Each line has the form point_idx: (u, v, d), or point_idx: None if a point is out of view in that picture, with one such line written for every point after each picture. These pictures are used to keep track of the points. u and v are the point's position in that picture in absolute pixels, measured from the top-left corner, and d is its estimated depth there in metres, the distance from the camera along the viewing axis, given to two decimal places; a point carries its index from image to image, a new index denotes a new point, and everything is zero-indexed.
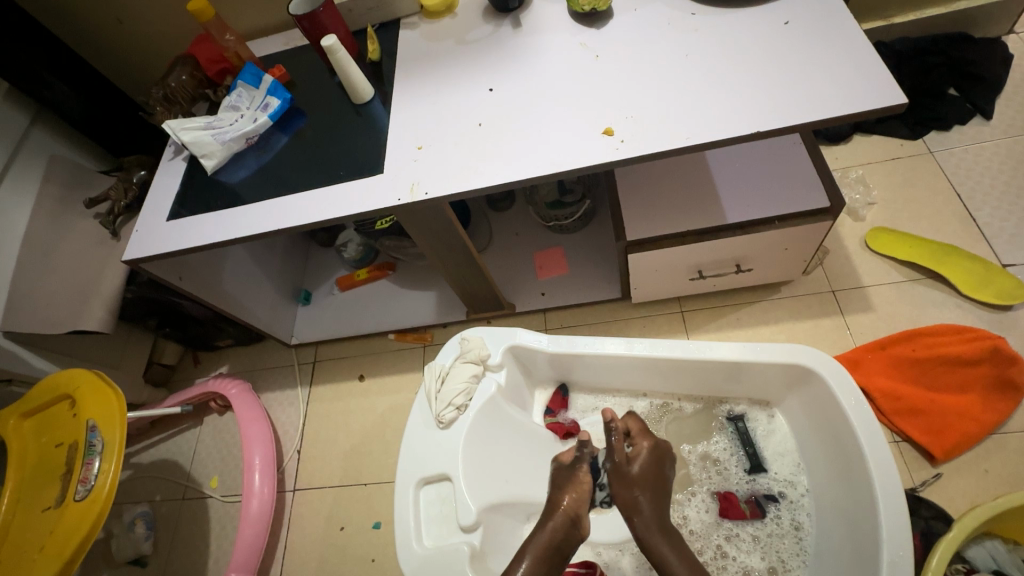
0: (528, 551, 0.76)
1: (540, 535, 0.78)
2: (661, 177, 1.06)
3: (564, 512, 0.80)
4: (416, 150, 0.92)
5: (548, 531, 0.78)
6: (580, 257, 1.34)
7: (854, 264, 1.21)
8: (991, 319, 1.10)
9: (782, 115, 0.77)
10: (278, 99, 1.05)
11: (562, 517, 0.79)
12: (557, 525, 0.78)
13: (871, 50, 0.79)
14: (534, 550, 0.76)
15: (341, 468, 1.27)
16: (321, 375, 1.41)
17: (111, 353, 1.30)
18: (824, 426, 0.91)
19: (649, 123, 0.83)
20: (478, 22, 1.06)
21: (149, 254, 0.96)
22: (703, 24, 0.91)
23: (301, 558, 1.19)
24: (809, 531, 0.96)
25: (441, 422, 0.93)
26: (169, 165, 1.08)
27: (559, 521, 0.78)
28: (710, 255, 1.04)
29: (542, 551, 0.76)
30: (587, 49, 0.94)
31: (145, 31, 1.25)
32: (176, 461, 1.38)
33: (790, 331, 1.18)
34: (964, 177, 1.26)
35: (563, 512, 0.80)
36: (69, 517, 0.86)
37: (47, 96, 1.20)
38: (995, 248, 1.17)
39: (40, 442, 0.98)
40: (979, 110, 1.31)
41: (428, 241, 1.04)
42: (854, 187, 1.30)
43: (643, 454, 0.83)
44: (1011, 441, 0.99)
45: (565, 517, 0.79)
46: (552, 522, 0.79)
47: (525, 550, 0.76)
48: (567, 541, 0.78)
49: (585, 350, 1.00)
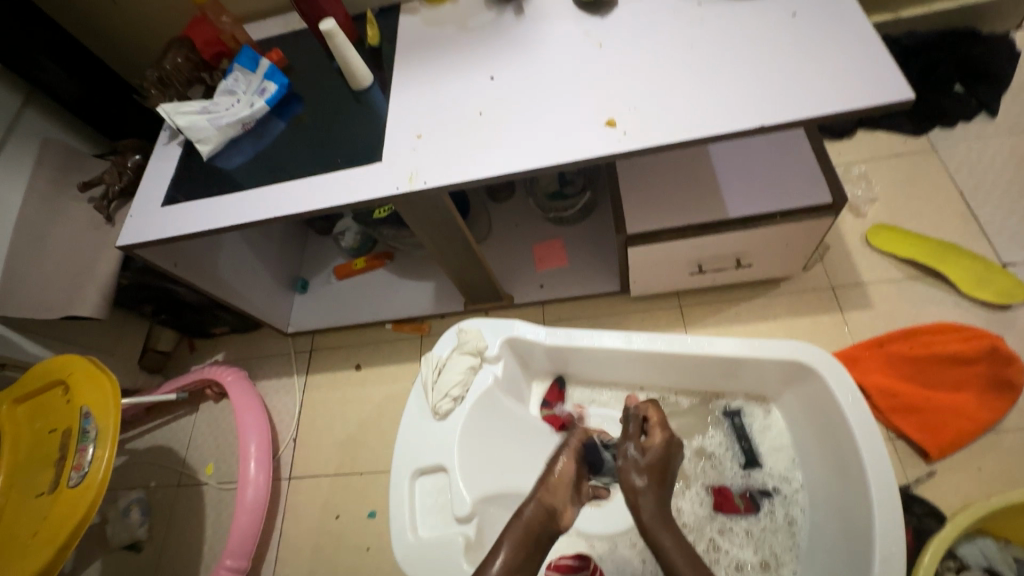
0: (506, 540, 0.74)
1: (521, 519, 0.77)
2: (663, 170, 1.05)
3: (544, 499, 0.79)
4: (416, 138, 0.91)
5: (528, 518, 0.77)
6: (580, 250, 1.33)
7: (854, 260, 1.21)
8: (990, 318, 1.10)
9: (786, 109, 0.76)
10: (275, 84, 1.03)
11: (541, 508, 0.78)
12: (535, 513, 0.77)
13: (879, 44, 0.77)
14: (512, 538, 0.74)
15: (336, 457, 1.27)
16: (317, 364, 1.41)
17: (104, 339, 1.30)
18: (820, 422, 0.91)
19: (651, 115, 0.81)
20: (480, 8, 1.04)
21: (144, 240, 0.95)
22: (709, 14, 0.89)
23: (296, 546, 1.19)
24: (802, 526, 0.96)
25: (437, 413, 0.93)
26: (164, 150, 1.07)
27: (535, 512, 0.77)
28: (710, 250, 1.04)
29: (520, 538, 0.74)
30: (591, 38, 0.93)
31: (140, 13, 1.22)
32: (171, 448, 1.38)
33: (788, 328, 1.17)
34: (967, 175, 1.25)
35: (541, 502, 0.79)
36: (63, 503, 0.86)
37: (41, 78, 1.18)
38: (996, 247, 1.16)
39: (34, 427, 0.98)
40: (985, 107, 1.30)
41: (426, 231, 1.03)
42: (856, 183, 1.29)
43: (656, 444, 0.81)
44: (1006, 439, 0.99)
45: (539, 512, 0.77)
46: (530, 511, 0.77)
47: (503, 542, 0.74)
48: (543, 533, 0.77)
49: (583, 343, 1.00)
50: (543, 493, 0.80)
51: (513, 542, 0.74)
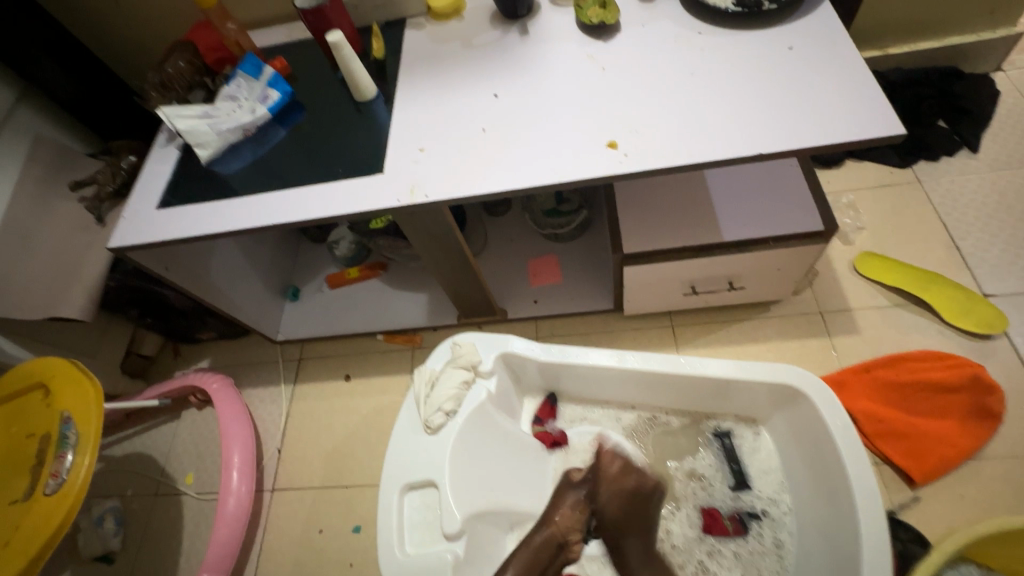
0: (513, 564, 0.91)
1: (530, 547, 0.94)
2: (660, 192, 1.06)
3: (553, 532, 0.95)
4: (418, 152, 0.92)
5: (536, 545, 0.94)
6: (575, 266, 1.34)
7: (842, 286, 1.24)
8: (972, 347, 1.13)
9: (781, 138, 0.78)
10: (277, 92, 1.03)
11: (550, 537, 0.95)
12: (546, 539, 0.94)
13: (869, 79, 0.80)
14: (520, 560, 0.92)
15: (323, 469, 1.25)
16: (305, 374, 1.39)
17: (85, 341, 1.26)
18: (809, 445, 0.92)
19: (651, 138, 0.83)
20: (486, 27, 1.06)
21: (136, 243, 0.93)
22: (709, 44, 0.92)
23: (278, 559, 1.17)
24: (790, 549, 0.97)
25: (429, 427, 0.92)
26: (162, 152, 1.06)
27: (545, 540, 0.94)
28: (703, 272, 1.05)
29: (527, 561, 0.92)
30: (593, 61, 0.95)
31: (142, 14, 1.22)
32: (151, 456, 1.35)
33: (778, 351, 1.19)
34: (950, 207, 1.29)
35: (551, 532, 0.95)
36: (36, 512, 0.83)
37: (36, 74, 1.17)
38: (977, 278, 1.20)
39: (8, 432, 0.95)
40: (967, 143, 1.35)
41: (425, 244, 1.03)
42: (845, 211, 1.32)
43: (625, 489, 0.98)
44: (987, 467, 1.01)
45: (548, 540, 0.94)
46: (538, 538, 0.94)
47: (511, 560, 0.92)
48: (550, 557, 0.94)
49: (575, 360, 1.01)
50: (552, 523, 0.96)
51: (523, 565, 0.92)
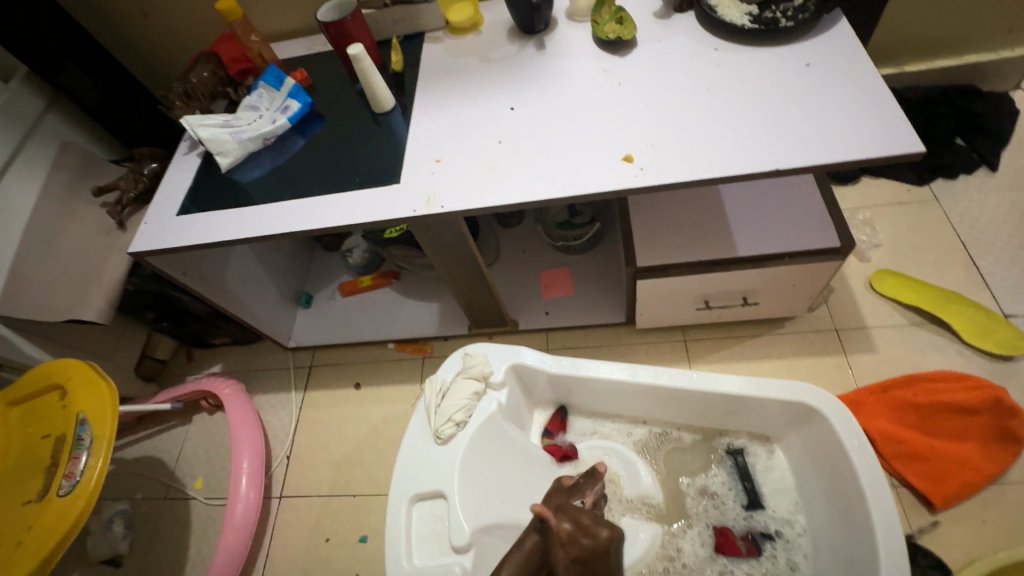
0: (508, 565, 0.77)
1: (523, 547, 0.79)
2: (675, 207, 1.06)
3: (553, 540, 0.79)
4: (435, 163, 0.92)
5: (529, 549, 0.79)
6: (588, 279, 1.34)
7: (859, 304, 1.22)
8: (992, 368, 1.11)
9: (797, 154, 0.78)
10: (298, 103, 1.05)
11: (545, 546, 0.79)
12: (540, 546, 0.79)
13: (889, 97, 0.80)
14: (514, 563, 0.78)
15: (331, 476, 1.25)
16: (315, 380, 1.39)
17: (102, 344, 1.28)
18: (824, 465, 0.90)
19: (667, 152, 0.83)
20: (503, 41, 1.08)
21: (155, 249, 0.95)
22: (726, 60, 0.92)
23: (283, 566, 1.16)
24: (805, 571, 0.95)
25: (440, 437, 0.91)
26: (183, 160, 1.08)
27: (540, 543, 0.79)
28: (718, 287, 1.04)
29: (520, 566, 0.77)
30: (610, 75, 0.96)
31: (171, 27, 1.26)
32: (161, 459, 1.36)
33: (792, 368, 1.18)
34: (969, 226, 1.28)
35: (549, 539, 0.79)
36: (49, 512, 0.84)
37: (65, 83, 1.20)
38: (998, 298, 1.18)
39: (26, 432, 0.96)
40: (985, 161, 1.33)
41: (438, 254, 1.03)
42: (861, 229, 1.31)
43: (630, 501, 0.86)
44: (1009, 492, 0.99)
45: (543, 549, 0.79)
46: (533, 542, 0.79)
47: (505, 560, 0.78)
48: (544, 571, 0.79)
49: (585, 373, 1.00)
50: (555, 530, 0.80)
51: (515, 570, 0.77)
